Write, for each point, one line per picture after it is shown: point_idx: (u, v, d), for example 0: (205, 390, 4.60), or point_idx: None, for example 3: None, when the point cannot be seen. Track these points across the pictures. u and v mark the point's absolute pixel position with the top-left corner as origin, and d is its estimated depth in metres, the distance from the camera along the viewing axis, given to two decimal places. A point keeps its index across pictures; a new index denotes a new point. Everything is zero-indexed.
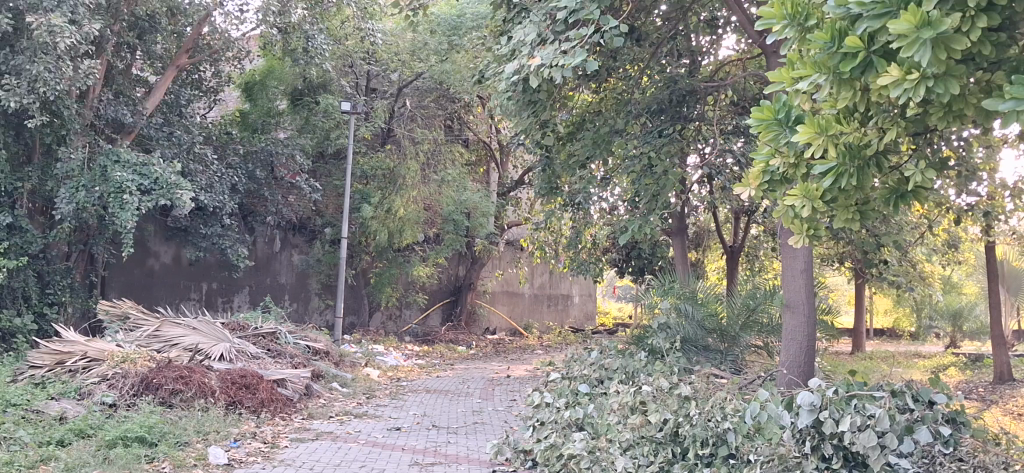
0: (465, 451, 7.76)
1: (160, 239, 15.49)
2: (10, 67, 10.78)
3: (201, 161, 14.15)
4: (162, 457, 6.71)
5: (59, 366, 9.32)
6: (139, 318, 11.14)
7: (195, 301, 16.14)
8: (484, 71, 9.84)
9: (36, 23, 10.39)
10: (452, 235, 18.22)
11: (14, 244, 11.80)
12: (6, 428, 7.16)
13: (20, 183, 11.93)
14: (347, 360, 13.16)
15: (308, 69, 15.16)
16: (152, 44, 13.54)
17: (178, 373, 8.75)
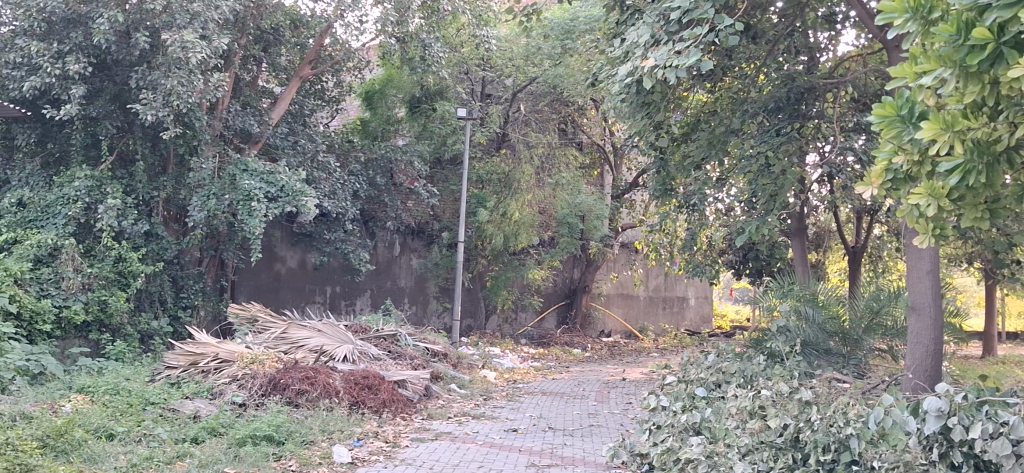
0: (581, 453, 7.80)
1: (286, 244, 16.04)
2: (147, 83, 11.36)
3: (325, 169, 14.56)
4: (289, 454, 6.97)
5: (193, 366, 9.76)
6: (267, 321, 11.57)
7: (320, 304, 16.66)
8: (597, 74, 9.88)
9: (170, 39, 10.93)
10: (567, 238, 18.23)
11: (150, 250, 12.44)
12: (146, 426, 7.56)
13: (157, 192, 12.55)
14: (465, 362, 13.37)
15: (425, 76, 15.43)
16: (277, 56, 14.06)
17: (304, 374, 9.06)
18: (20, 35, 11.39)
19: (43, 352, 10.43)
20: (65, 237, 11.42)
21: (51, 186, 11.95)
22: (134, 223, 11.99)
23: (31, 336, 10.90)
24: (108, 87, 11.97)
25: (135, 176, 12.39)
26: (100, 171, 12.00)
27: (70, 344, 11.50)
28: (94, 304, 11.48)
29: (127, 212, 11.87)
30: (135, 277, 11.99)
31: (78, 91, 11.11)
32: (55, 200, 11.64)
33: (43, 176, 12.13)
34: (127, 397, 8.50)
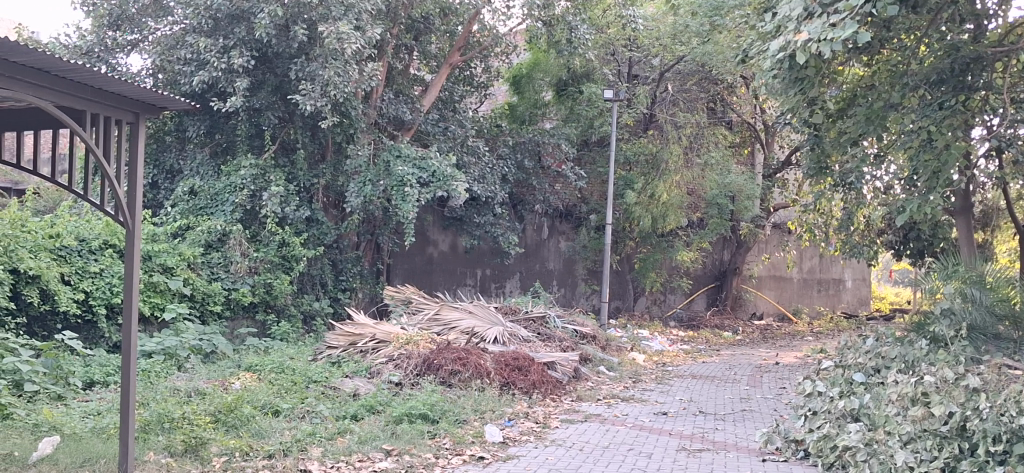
0: (734, 438, 7.67)
1: (438, 228, 16.35)
2: (306, 74, 11.82)
3: (475, 153, 14.78)
4: (443, 432, 7.15)
5: (352, 346, 10.12)
6: (420, 302, 11.90)
7: (471, 286, 16.95)
8: (747, 50, 9.65)
9: (327, 31, 11.31)
10: (717, 219, 17.92)
11: (312, 235, 12.98)
12: (309, 403, 7.92)
13: (316, 179, 13.05)
14: (614, 344, 13.36)
15: (572, 59, 15.39)
16: (427, 44, 14.30)
17: (456, 355, 9.26)
18: (190, 33, 12.05)
19: (214, 332, 11.06)
20: (233, 224, 12.08)
21: (219, 175, 12.60)
22: (296, 209, 12.52)
23: (204, 316, 11.63)
24: (270, 79, 12.50)
25: (296, 164, 12.91)
26: (264, 160, 12.54)
27: (238, 324, 12.20)
28: (260, 286, 12.10)
29: (289, 198, 12.40)
30: (297, 261, 12.53)
31: (242, 83, 11.68)
32: (224, 188, 12.27)
33: (212, 165, 12.79)
34: (291, 375, 8.93)
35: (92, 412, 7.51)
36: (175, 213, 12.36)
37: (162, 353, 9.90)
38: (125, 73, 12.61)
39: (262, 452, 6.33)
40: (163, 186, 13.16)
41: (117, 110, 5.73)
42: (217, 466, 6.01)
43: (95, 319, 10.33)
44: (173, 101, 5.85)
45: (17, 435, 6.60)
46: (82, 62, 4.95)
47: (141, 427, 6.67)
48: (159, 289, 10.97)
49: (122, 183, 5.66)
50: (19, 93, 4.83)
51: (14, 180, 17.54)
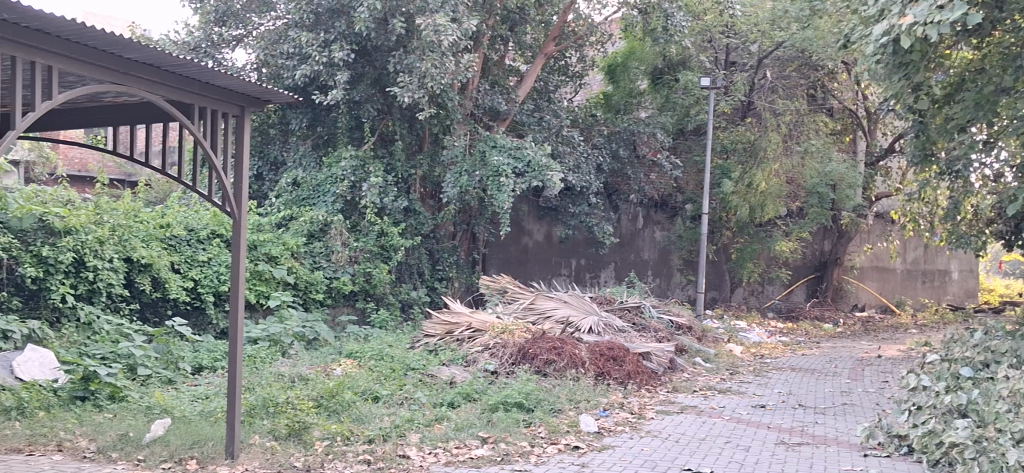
0: (834, 432, 7.51)
1: (534, 218, 16.38)
2: (404, 66, 11.98)
3: (570, 143, 14.75)
4: (538, 422, 7.17)
5: (449, 335, 10.23)
6: (516, 292, 11.96)
7: (566, 276, 16.95)
8: (850, 35, 9.39)
9: (425, 24, 11.43)
10: (817, 209, 17.51)
11: (410, 225, 13.18)
12: (408, 390, 8.05)
13: (414, 170, 13.22)
14: (710, 336, 13.19)
15: (668, 46, 15.21)
16: (522, 35, 14.30)
17: (551, 344, 9.28)
18: (292, 27, 12.33)
19: (316, 319, 11.32)
20: (334, 214, 12.34)
21: (321, 166, 12.88)
22: (394, 200, 12.73)
23: (306, 304, 11.93)
24: (369, 72, 12.69)
25: (394, 155, 13.11)
26: (364, 151, 12.74)
27: (339, 312, 12.47)
28: (360, 275, 12.36)
29: (388, 189, 12.60)
30: (396, 251, 12.75)
31: (343, 77, 11.90)
32: (325, 179, 12.53)
33: (314, 157, 13.07)
34: (390, 362, 9.10)
35: (200, 395, 7.78)
36: (279, 203, 12.73)
37: (267, 339, 10.19)
38: (230, 68, 13.04)
39: (362, 437, 6.45)
40: (268, 178, 13.54)
41: (224, 103, 5.91)
42: (319, 449, 6.15)
43: (204, 306, 10.68)
44: (277, 94, 6.00)
45: (131, 417, 6.89)
46: (191, 57, 5.11)
47: (247, 411, 6.89)
48: (264, 277, 11.30)
49: (229, 174, 5.84)
50: (130, 86, 5.03)
51: (128, 173, 18.31)
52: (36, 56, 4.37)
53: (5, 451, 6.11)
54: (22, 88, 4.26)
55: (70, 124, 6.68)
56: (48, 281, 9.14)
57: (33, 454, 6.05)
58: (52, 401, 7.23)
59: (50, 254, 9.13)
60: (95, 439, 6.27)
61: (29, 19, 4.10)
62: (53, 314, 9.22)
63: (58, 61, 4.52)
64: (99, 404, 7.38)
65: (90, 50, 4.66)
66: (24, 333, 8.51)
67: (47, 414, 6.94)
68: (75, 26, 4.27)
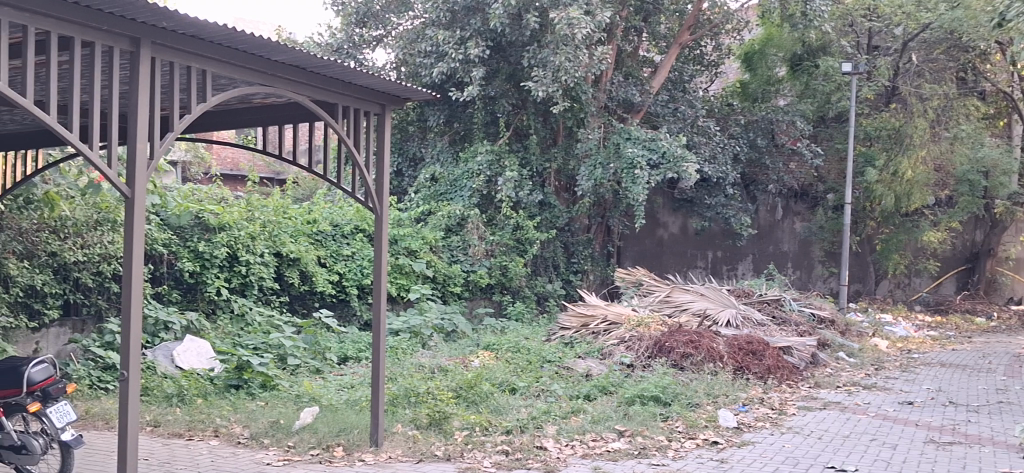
0: (990, 432, 7.15)
1: (669, 210, 16.21)
2: (538, 61, 12.05)
3: (705, 133, 14.53)
4: (676, 416, 7.10)
5: (584, 327, 10.25)
6: (651, 285, 11.88)
7: (702, 269, 16.71)
8: (1005, 12, 8.89)
9: (558, 18, 11.44)
10: (968, 197, 16.70)
11: (545, 219, 13.25)
12: (544, 382, 8.11)
13: (548, 163, 13.25)
14: (854, 330, 12.77)
15: (808, 32, 14.75)
16: (656, 25, 14.13)
17: (688, 338, 9.16)
18: (429, 26, 12.56)
19: (454, 311, 11.53)
20: (471, 208, 12.54)
21: (458, 161, 13.10)
22: (529, 194, 12.82)
23: (445, 297, 12.17)
24: (504, 67, 12.78)
25: (529, 149, 13.17)
26: (499, 146, 12.87)
27: (477, 304, 12.68)
28: (497, 268, 12.56)
29: (523, 183, 12.68)
30: (531, 244, 12.87)
31: (478, 73, 12.08)
32: (462, 174, 12.76)
33: (451, 153, 13.32)
34: (527, 355, 9.20)
35: (346, 384, 8.05)
36: (418, 199, 13.07)
37: (408, 331, 10.45)
38: (371, 67, 13.39)
39: (500, 428, 6.53)
40: (407, 174, 13.89)
41: (366, 101, 6.08)
42: (459, 438, 6.27)
43: (348, 298, 11.04)
44: (416, 91, 6.13)
45: (282, 404, 7.20)
46: (334, 57, 5.27)
47: (391, 401, 7.10)
48: (404, 270, 11.60)
49: (372, 170, 6.01)
50: (278, 88, 5.24)
51: (276, 171, 19.03)
52: (191, 60, 4.60)
53: (168, 436, 6.48)
54: (179, 91, 4.49)
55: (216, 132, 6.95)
56: (204, 275, 9.60)
57: (192, 439, 6.39)
58: (210, 389, 7.62)
59: (205, 249, 9.58)
60: (248, 426, 6.56)
61: (185, 26, 4.32)
62: (209, 306, 9.70)
63: (211, 64, 4.74)
64: (252, 392, 7.70)
65: (241, 54, 4.88)
66: (184, 324, 8.97)
67: (205, 401, 7.31)
68: (226, 31, 4.47)
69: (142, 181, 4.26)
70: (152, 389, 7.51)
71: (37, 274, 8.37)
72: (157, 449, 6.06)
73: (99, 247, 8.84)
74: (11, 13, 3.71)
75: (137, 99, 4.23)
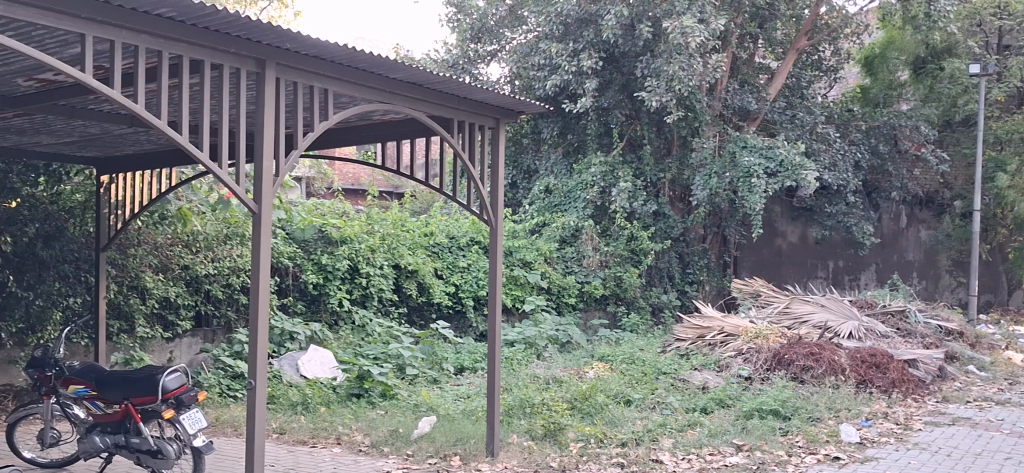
0: None
1: (786, 219, 15.62)
2: (652, 71, 11.98)
3: (825, 140, 14.17)
4: (796, 430, 6.93)
5: (701, 339, 10.12)
6: (769, 295, 11.64)
7: (823, 279, 16.27)
8: None
9: (671, 27, 11.34)
10: None
11: (659, 229, 13.14)
12: (659, 394, 8.04)
13: (662, 173, 13.11)
14: (985, 342, 12.21)
15: (933, 33, 14.21)
16: (773, 31, 13.83)
17: (809, 350, 8.93)
18: (542, 39, 12.65)
19: (569, 323, 11.53)
20: (585, 219, 12.56)
21: (572, 173, 13.15)
22: (644, 204, 12.75)
23: (559, 308, 12.19)
24: (617, 78, 12.71)
25: (643, 160, 13.07)
26: (613, 157, 12.82)
27: (591, 315, 12.65)
28: (611, 279, 12.53)
29: (637, 194, 12.63)
30: (646, 255, 12.80)
31: (591, 84, 12.10)
32: (576, 185, 12.79)
33: (565, 164, 13.35)
34: (642, 366, 9.15)
35: (463, 394, 8.15)
36: (533, 210, 13.21)
37: (523, 342, 10.52)
38: (486, 82, 13.57)
39: (615, 440, 6.50)
40: (522, 186, 14.00)
41: (480, 116, 6.17)
42: (573, 450, 6.26)
43: (465, 309, 11.18)
44: (529, 105, 6.18)
45: (401, 413, 7.34)
46: (450, 74, 5.38)
47: (506, 411, 7.17)
48: (519, 282, 11.69)
49: (486, 183, 6.10)
50: (395, 104, 5.38)
51: (395, 184, 19.46)
52: (312, 80, 4.76)
53: (293, 443, 6.69)
54: (301, 110, 4.65)
55: (333, 152, 7.10)
56: (327, 286, 9.88)
57: (315, 446, 6.58)
58: (332, 398, 7.83)
59: (328, 262, 9.87)
60: (369, 434, 6.72)
61: (307, 47, 4.47)
62: (331, 317, 9.97)
63: (332, 84, 4.90)
64: (372, 401, 7.88)
65: (360, 73, 5.02)
66: (308, 334, 9.26)
67: (328, 409, 7.51)
68: (346, 51, 4.60)
69: (268, 197, 4.43)
70: (278, 397, 7.77)
71: (171, 287, 8.74)
72: (283, 455, 6.28)
73: (228, 260, 9.24)
74: (146, 40, 3.92)
75: (262, 119, 4.41)
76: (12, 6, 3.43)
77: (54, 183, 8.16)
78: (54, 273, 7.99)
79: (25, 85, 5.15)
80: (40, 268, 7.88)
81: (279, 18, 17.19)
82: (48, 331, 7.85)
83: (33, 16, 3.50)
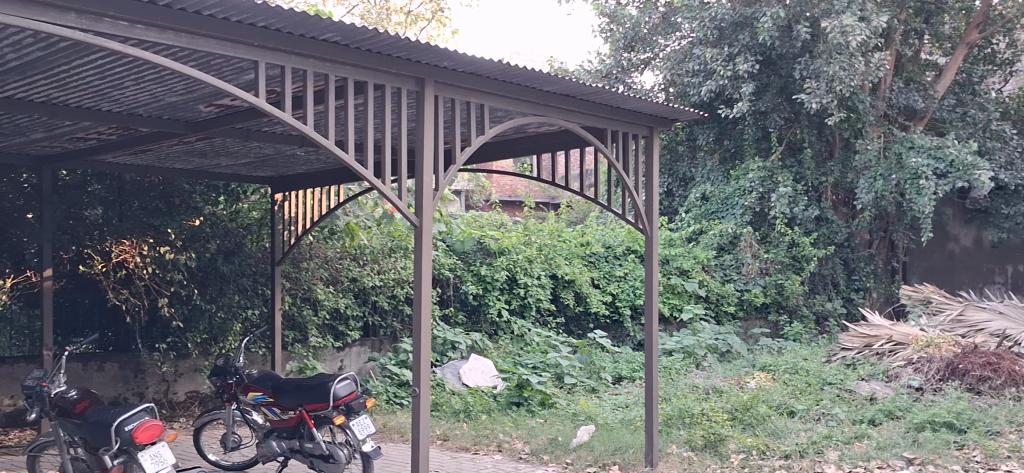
0: None
1: (960, 221, 14.99)
2: (811, 72, 11.64)
3: (1001, 138, 13.38)
4: (973, 444, 6.58)
5: (868, 348, 9.78)
6: (942, 302, 11.10)
7: (1000, 285, 15.27)
8: None
9: (830, 26, 11.02)
10: None
11: (822, 234, 12.72)
12: (824, 405, 7.80)
13: (824, 177, 12.66)
14: None
15: None
16: (940, 25, 13.17)
17: (986, 359, 8.41)
18: (696, 45, 12.53)
19: (729, 332, 11.31)
20: (743, 226, 12.36)
21: (729, 179, 12.93)
22: (805, 209, 12.39)
23: (719, 317, 12.00)
24: (775, 81, 12.35)
25: (804, 164, 12.66)
26: (772, 162, 12.51)
27: (752, 324, 12.37)
28: (772, 287, 12.24)
29: (798, 198, 12.31)
30: (809, 261, 12.44)
31: (748, 89, 11.89)
32: (734, 191, 12.61)
33: (722, 170, 13.15)
34: (806, 376, 8.90)
35: (621, 404, 8.13)
36: (690, 218, 13.11)
37: (681, 351, 10.42)
38: (639, 90, 13.54)
39: (778, 452, 6.34)
40: (678, 193, 13.86)
41: (634, 125, 6.16)
42: (735, 462, 6.16)
43: (622, 318, 11.11)
44: (683, 112, 6.12)
45: (560, 421, 7.40)
46: (602, 85, 5.39)
47: (665, 421, 7.12)
48: (677, 290, 11.64)
49: (640, 192, 6.08)
50: (550, 117, 5.45)
51: (552, 195, 19.61)
52: (470, 96, 4.89)
53: (455, 450, 6.86)
54: (459, 125, 4.77)
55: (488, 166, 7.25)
56: (487, 297, 10.06)
57: (477, 453, 6.72)
58: (494, 406, 7.98)
59: (487, 272, 10.07)
60: (529, 441, 6.80)
61: (463, 64, 4.59)
62: (491, 327, 10.14)
63: (487, 98, 5.01)
64: (532, 410, 7.99)
65: (515, 87, 5.12)
66: (469, 344, 9.47)
67: (488, 417, 7.64)
68: (500, 67, 4.69)
69: (429, 210, 4.56)
70: (442, 404, 7.98)
71: (341, 298, 9.12)
72: (447, 461, 6.44)
73: (393, 272, 9.56)
74: (313, 63, 4.13)
75: (423, 135, 4.55)
76: (193, 37, 3.70)
77: (233, 201, 8.63)
78: (235, 286, 8.46)
79: (207, 111, 5.50)
80: (221, 282, 8.36)
81: (437, 38, 17.66)
82: (229, 341, 8.36)
83: (212, 46, 3.76)
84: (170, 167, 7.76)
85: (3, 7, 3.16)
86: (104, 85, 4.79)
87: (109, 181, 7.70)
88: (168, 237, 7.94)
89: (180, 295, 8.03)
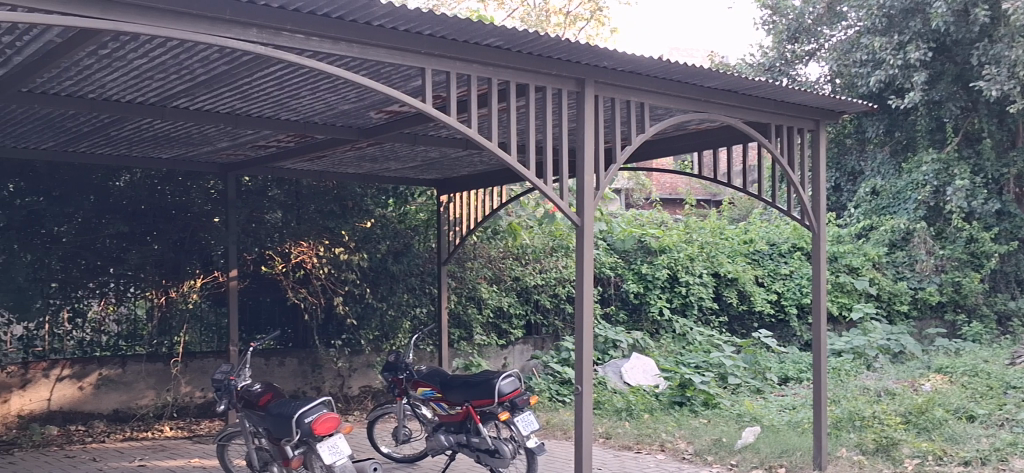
0: None
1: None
2: (990, 57, 11.01)
3: None
4: None
5: None
6: None
7: None
8: None
9: (1012, 9, 10.51)
10: None
11: (1004, 229, 11.84)
12: (1009, 410, 7.36)
13: (1006, 169, 11.85)
14: None
15: None
16: None
17: None
18: (865, 34, 12.09)
19: (902, 332, 10.84)
20: (917, 221, 11.84)
21: (901, 172, 12.42)
22: (985, 203, 11.73)
23: (891, 316, 11.54)
24: (950, 68, 11.71)
25: (982, 154, 11.96)
26: (948, 153, 11.90)
27: (926, 324, 11.81)
28: (949, 285, 11.68)
29: (976, 191, 11.69)
30: (989, 258, 11.76)
31: (920, 78, 11.39)
32: (905, 186, 12.14)
33: (893, 164, 12.62)
34: (988, 379, 8.44)
35: (788, 405, 7.94)
36: (859, 214, 12.66)
37: (851, 352, 10.07)
38: (804, 83, 13.16)
39: (957, 458, 6.03)
40: (846, 188, 13.40)
41: (801, 119, 5.99)
42: (909, 466, 5.91)
43: (788, 318, 10.82)
44: (852, 104, 5.91)
45: (725, 422, 7.27)
46: (766, 79, 5.27)
47: (835, 424, 6.91)
48: (846, 288, 11.26)
49: (807, 188, 5.92)
50: (712, 113, 5.38)
51: (714, 193, 19.28)
52: (630, 95, 4.89)
53: (619, 448, 6.89)
54: (620, 124, 4.78)
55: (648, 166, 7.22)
56: (648, 295, 10.04)
57: (641, 452, 6.72)
58: (656, 405, 7.93)
59: (648, 271, 10.06)
60: (692, 442, 6.72)
61: (623, 64, 4.59)
62: (653, 326, 10.09)
63: (648, 97, 4.99)
64: (695, 409, 7.92)
65: (677, 85, 5.08)
66: (630, 342, 9.47)
67: (650, 416, 7.60)
68: (661, 65, 4.66)
69: (590, 209, 4.59)
70: (604, 403, 8.00)
71: (504, 297, 9.29)
72: (610, 459, 6.46)
73: (555, 271, 9.65)
74: (477, 69, 4.24)
75: (584, 135, 4.58)
76: (364, 48, 3.86)
77: (401, 203, 8.85)
78: (403, 285, 8.77)
79: (377, 117, 5.70)
80: (391, 281, 8.67)
81: (596, 37, 17.58)
82: (399, 338, 8.66)
83: (382, 56, 3.91)
84: (342, 172, 8.05)
85: (191, 26, 3.40)
86: (283, 95, 5.05)
87: (288, 186, 8.05)
88: (342, 238, 8.28)
89: (354, 294, 8.40)
